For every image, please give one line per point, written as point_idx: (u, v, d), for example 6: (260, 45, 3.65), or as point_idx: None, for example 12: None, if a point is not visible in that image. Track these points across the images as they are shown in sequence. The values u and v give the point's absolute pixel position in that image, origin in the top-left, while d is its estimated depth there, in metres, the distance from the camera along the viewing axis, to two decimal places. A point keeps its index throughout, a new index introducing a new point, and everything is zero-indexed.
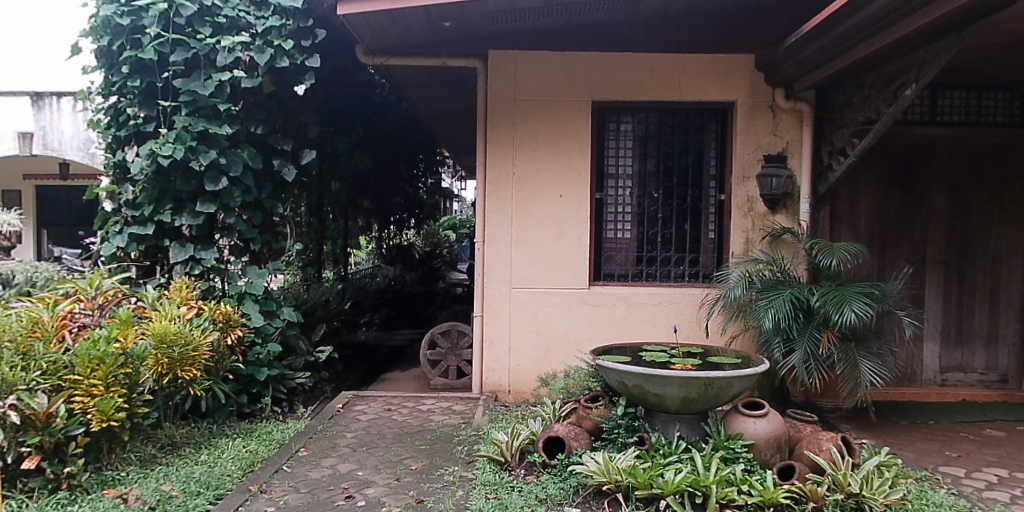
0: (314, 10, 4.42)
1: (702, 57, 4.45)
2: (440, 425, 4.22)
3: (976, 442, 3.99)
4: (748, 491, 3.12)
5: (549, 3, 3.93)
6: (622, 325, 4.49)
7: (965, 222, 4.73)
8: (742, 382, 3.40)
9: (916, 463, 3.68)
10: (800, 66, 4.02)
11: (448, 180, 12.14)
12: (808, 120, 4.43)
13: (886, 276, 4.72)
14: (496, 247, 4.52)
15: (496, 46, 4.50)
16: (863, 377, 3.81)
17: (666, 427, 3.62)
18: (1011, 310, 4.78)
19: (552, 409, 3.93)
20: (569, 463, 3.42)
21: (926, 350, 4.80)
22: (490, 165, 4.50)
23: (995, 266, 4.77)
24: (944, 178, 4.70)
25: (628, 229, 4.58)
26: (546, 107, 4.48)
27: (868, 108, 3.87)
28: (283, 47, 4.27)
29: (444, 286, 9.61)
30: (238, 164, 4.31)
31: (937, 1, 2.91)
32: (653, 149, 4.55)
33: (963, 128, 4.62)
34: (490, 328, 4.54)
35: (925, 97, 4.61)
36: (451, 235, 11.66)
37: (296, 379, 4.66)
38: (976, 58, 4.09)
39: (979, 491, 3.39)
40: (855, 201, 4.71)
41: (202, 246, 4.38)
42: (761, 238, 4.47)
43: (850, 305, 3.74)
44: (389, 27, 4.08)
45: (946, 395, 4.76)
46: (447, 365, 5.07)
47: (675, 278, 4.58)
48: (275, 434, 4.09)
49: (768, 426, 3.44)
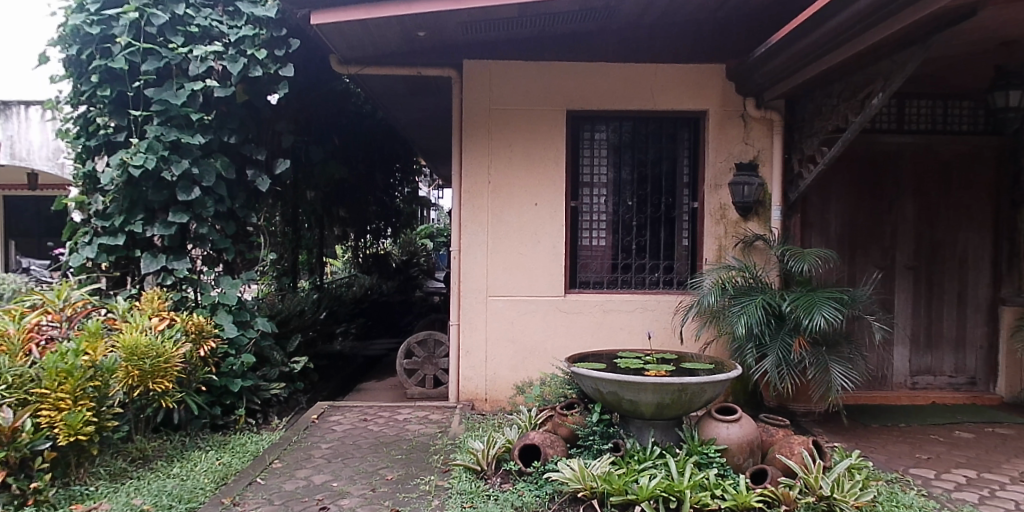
0: (288, 20, 4.46)
1: (673, 67, 4.51)
2: (417, 434, 4.20)
3: (946, 444, 4.05)
4: (721, 495, 3.13)
5: (524, 14, 3.96)
6: (598, 332, 4.51)
7: (932, 228, 4.83)
8: (716, 387, 3.43)
9: (887, 465, 3.73)
10: (770, 75, 4.09)
11: (426, 189, 12.10)
12: (778, 129, 4.50)
13: (857, 282, 4.80)
14: (472, 256, 4.52)
15: (469, 56, 4.51)
16: (833, 381, 3.86)
17: (641, 433, 3.66)
18: (978, 314, 4.88)
19: (528, 417, 3.91)
20: (545, 471, 3.43)
21: (896, 353, 4.88)
22: (465, 174, 4.51)
23: (962, 270, 4.86)
24: (912, 185, 4.80)
25: (603, 237, 4.62)
26: (521, 116, 4.50)
27: (837, 117, 3.95)
28: (256, 57, 4.31)
29: (422, 294, 9.56)
30: (211, 173, 4.29)
31: (903, 12, 2.99)
32: (628, 157, 4.59)
33: (930, 136, 4.73)
34: (466, 337, 4.53)
35: (892, 105, 4.71)
36: (427, 244, 11.61)
37: (270, 390, 4.61)
38: (940, 67, 4.20)
39: (949, 492, 3.44)
40: (826, 208, 4.77)
41: (175, 256, 4.33)
42: (733, 245, 4.53)
43: (820, 309, 3.80)
44: (363, 37, 4.10)
45: (918, 398, 4.82)
46: (424, 374, 5.05)
47: (650, 285, 4.61)
48: (249, 446, 4.04)
49: (741, 431, 3.46)
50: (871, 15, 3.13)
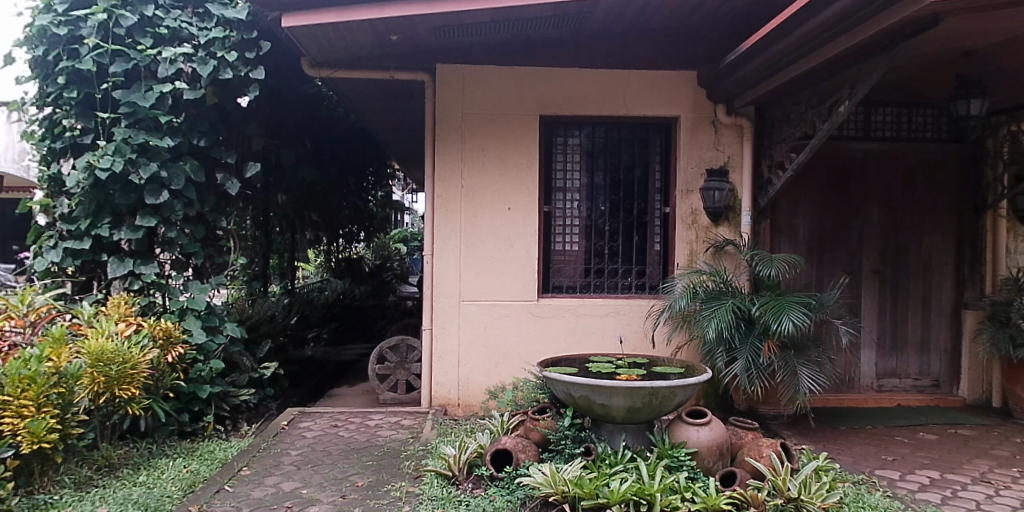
0: (258, 22, 4.44)
1: (645, 73, 4.55)
2: (388, 439, 4.17)
3: (911, 445, 4.13)
4: (691, 498, 3.16)
5: (496, 19, 3.97)
6: (571, 336, 4.52)
7: (898, 233, 4.92)
8: (686, 391, 3.46)
9: (854, 467, 3.79)
10: (740, 82, 4.15)
11: (400, 193, 12.04)
12: (748, 135, 4.57)
13: (825, 286, 4.87)
14: (445, 260, 4.50)
15: (443, 60, 4.50)
16: (801, 384, 3.92)
17: (612, 437, 3.68)
18: (942, 318, 4.97)
19: (500, 422, 3.90)
20: (516, 476, 3.43)
21: (863, 356, 4.96)
22: (438, 178, 4.50)
23: (926, 275, 4.95)
24: (878, 192, 4.89)
25: (576, 242, 4.63)
26: (495, 120, 4.50)
27: (805, 124, 4.02)
28: (226, 59, 4.28)
29: (396, 299, 9.50)
30: (180, 177, 4.24)
31: (870, 22, 3.06)
32: (601, 162, 4.62)
33: (895, 143, 4.83)
34: (439, 341, 4.51)
35: (859, 113, 4.81)
36: (401, 249, 11.55)
37: (239, 396, 4.54)
38: (905, 76, 4.29)
39: (912, 492, 3.50)
40: (794, 213, 4.84)
41: (142, 260, 4.26)
42: (704, 250, 4.58)
43: (788, 313, 3.85)
44: (335, 40, 4.08)
45: (884, 400, 4.90)
46: (396, 379, 5.02)
47: (622, 289, 4.64)
48: (217, 453, 3.98)
49: (711, 434, 3.49)
50: (841, 22, 3.18)
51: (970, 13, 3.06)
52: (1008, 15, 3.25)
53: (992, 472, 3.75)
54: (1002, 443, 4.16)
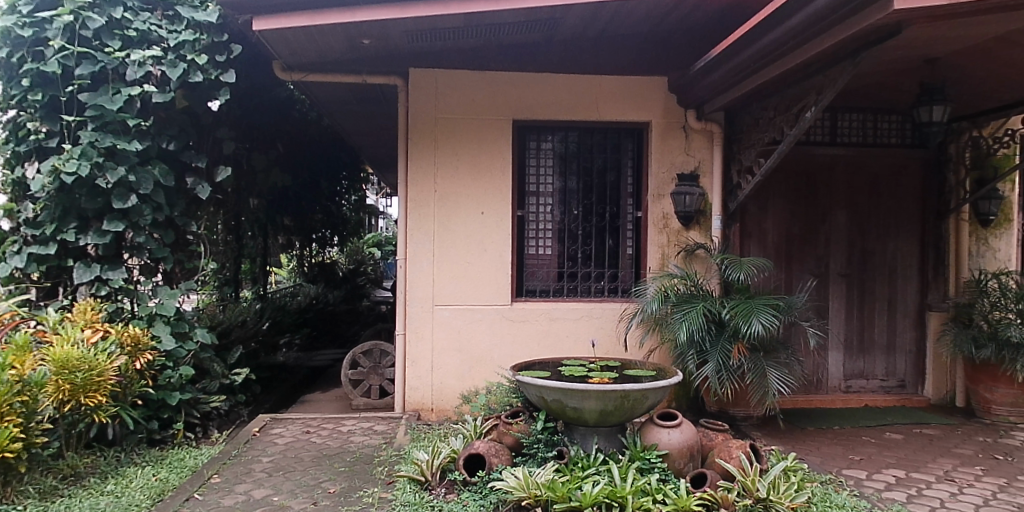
0: (229, 25, 4.41)
1: (618, 79, 4.59)
2: (361, 445, 4.15)
3: (877, 445, 4.20)
4: (663, 500, 3.19)
5: (469, 23, 3.99)
6: (545, 340, 4.54)
7: (865, 237, 5.01)
8: (657, 393, 3.50)
9: (822, 467, 3.85)
10: (709, 88, 4.21)
11: (374, 196, 11.95)
12: (718, 140, 4.64)
13: (793, 289, 4.94)
14: (418, 265, 4.49)
15: (415, 64, 4.50)
16: (770, 386, 3.98)
17: (584, 440, 3.70)
18: (907, 320, 5.08)
19: (473, 426, 3.90)
20: (489, 480, 3.43)
21: (831, 358, 5.04)
22: (411, 182, 4.49)
23: (892, 277, 5.05)
24: (845, 196, 4.98)
25: (549, 246, 4.66)
26: (468, 125, 4.51)
27: (772, 130, 4.09)
28: (196, 62, 4.24)
29: (370, 303, 9.43)
30: (149, 181, 4.18)
31: (836, 29, 3.13)
32: (573, 166, 4.66)
33: (861, 148, 4.94)
34: (412, 346, 4.50)
35: (826, 119, 4.91)
36: (375, 253, 11.48)
37: (210, 403, 4.46)
38: (870, 83, 4.38)
39: (879, 491, 3.57)
40: (763, 217, 4.91)
41: (110, 266, 4.19)
42: (676, 254, 4.63)
43: (757, 316, 3.91)
44: (306, 43, 4.06)
45: (851, 401, 4.98)
46: (370, 384, 4.99)
47: (595, 293, 4.67)
48: (187, 461, 3.92)
49: (681, 436, 3.54)
50: (808, 28, 3.24)
51: (930, 22, 3.14)
52: (968, 24, 3.34)
53: (955, 470, 3.84)
54: (966, 442, 4.26)
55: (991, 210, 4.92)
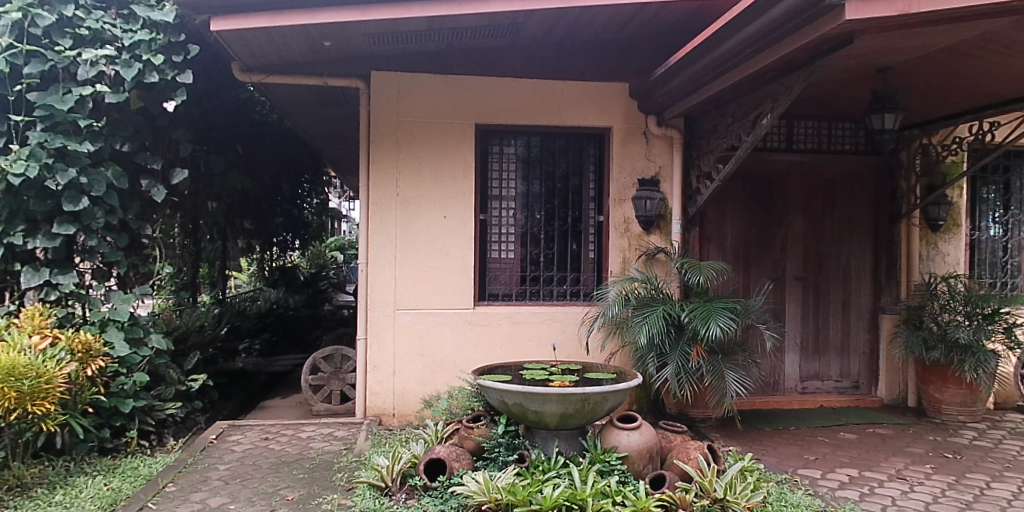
0: (186, 25, 4.31)
1: (580, 85, 4.63)
2: (321, 452, 4.10)
3: (832, 445, 4.30)
4: (622, 502, 3.21)
5: (430, 27, 3.98)
6: (506, 344, 4.54)
7: (820, 241, 5.13)
8: (617, 396, 3.53)
9: (778, 467, 3.93)
10: (669, 95, 4.28)
11: (336, 199, 11.80)
12: (677, 146, 4.71)
13: (751, 292, 5.04)
14: (380, 269, 4.46)
15: (377, 66, 4.48)
16: (728, 387, 4.04)
17: (545, 443, 3.71)
18: (861, 322, 5.20)
19: (435, 431, 3.88)
20: (449, 485, 3.41)
21: (788, 360, 5.14)
22: (373, 185, 4.45)
23: (846, 280, 5.18)
24: (800, 201, 5.09)
25: (512, 250, 4.68)
26: (430, 128, 4.50)
27: (730, 136, 4.16)
28: (152, 62, 4.15)
29: (332, 308, 9.31)
30: (101, 183, 4.08)
31: (791, 37, 3.19)
32: (536, 171, 4.68)
33: (816, 155, 5.06)
34: (374, 351, 4.46)
35: (782, 126, 5.03)
36: (337, 257, 11.34)
37: (165, 410, 4.36)
38: (826, 91, 4.49)
39: (833, 490, 3.64)
40: (722, 222, 5.00)
41: (60, 270, 4.08)
42: (637, 257, 4.68)
43: (715, 319, 3.97)
44: (265, 44, 4.01)
45: (807, 402, 5.09)
46: (330, 390, 4.93)
47: (557, 296, 4.70)
48: (141, 470, 3.83)
49: (641, 438, 3.57)
50: (764, 37, 3.31)
51: (881, 32, 3.23)
52: (917, 35, 3.45)
53: (906, 469, 3.94)
54: (916, 441, 4.38)
55: (940, 215, 5.05)
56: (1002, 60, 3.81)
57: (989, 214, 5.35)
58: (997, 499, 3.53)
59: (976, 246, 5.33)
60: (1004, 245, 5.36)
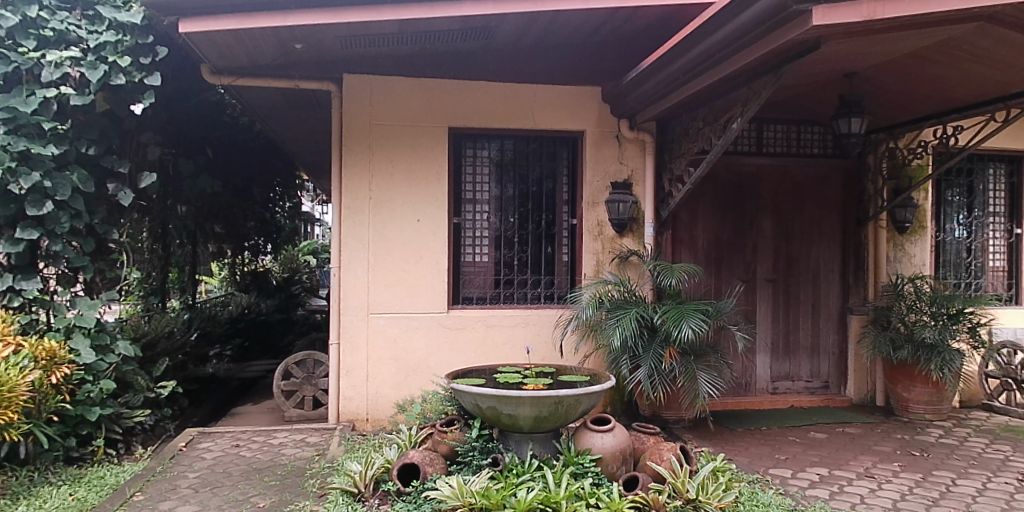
0: (155, 27, 4.25)
1: (554, 89, 4.66)
2: (293, 458, 4.05)
3: (802, 444, 4.36)
4: (596, 504, 3.21)
5: (403, 30, 3.98)
6: (481, 347, 4.54)
7: (789, 243, 5.21)
8: (591, 399, 3.54)
9: (750, 467, 3.97)
10: (641, 99, 4.31)
11: (309, 203, 11.70)
12: (650, 150, 4.75)
13: (723, 294, 5.10)
14: (353, 273, 4.43)
15: (349, 70, 4.45)
16: (701, 389, 4.08)
17: (519, 446, 3.71)
18: (830, 323, 5.29)
19: (408, 435, 3.86)
20: (423, 490, 3.39)
21: (759, 361, 5.20)
22: (345, 189, 4.43)
23: (815, 282, 5.26)
24: (771, 204, 5.16)
25: (486, 253, 4.68)
26: (403, 132, 4.49)
27: (702, 140, 4.20)
28: (119, 64, 4.09)
29: (305, 312, 9.23)
30: (66, 187, 4.01)
31: (761, 42, 3.23)
32: (509, 174, 4.69)
33: (785, 158, 5.15)
34: (347, 356, 4.43)
35: (752, 130, 5.10)
36: (311, 261, 11.24)
37: (133, 418, 4.28)
38: (794, 95, 4.56)
39: (803, 489, 3.70)
40: (694, 224, 5.05)
41: (24, 276, 4.00)
42: (610, 260, 4.71)
43: (687, 321, 4.01)
44: (235, 46, 3.96)
45: (778, 402, 5.16)
46: (303, 395, 4.89)
47: (531, 299, 4.71)
48: (108, 479, 3.76)
49: (614, 440, 3.59)
50: (733, 42, 3.36)
51: (847, 38, 3.29)
52: (882, 41, 3.51)
53: (874, 467, 4.01)
54: (884, 440, 4.46)
55: (907, 217, 5.14)
56: (965, 66, 3.91)
57: (953, 217, 5.48)
58: (963, 496, 3.60)
59: (941, 248, 5.45)
60: (968, 246, 5.49)
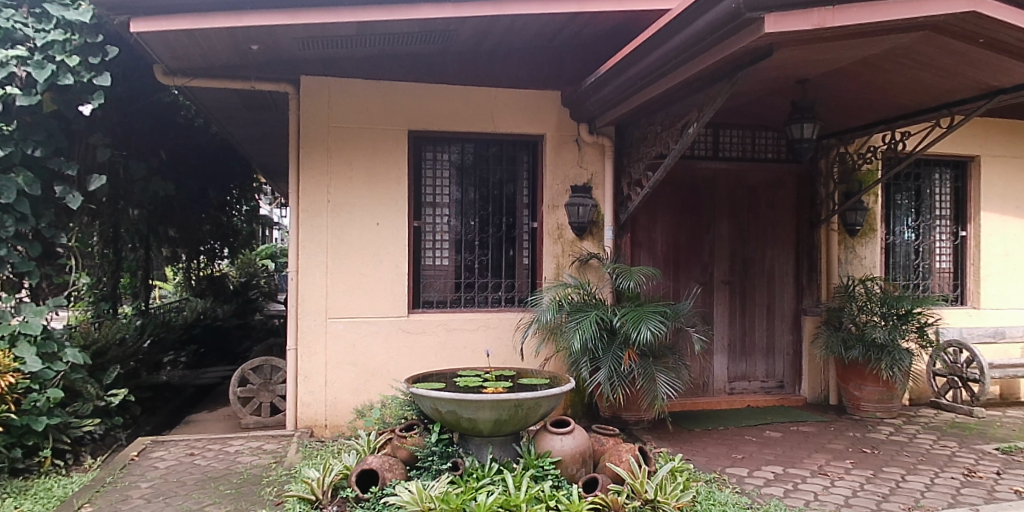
0: (105, 25, 4.16)
1: (514, 92, 4.68)
2: (249, 466, 3.98)
3: (758, 443, 4.44)
4: (555, 506, 3.22)
5: (361, 33, 3.96)
6: (441, 351, 4.53)
7: (745, 246, 5.31)
8: (550, 401, 3.56)
9: (707, 466, 4.03)
10: (600, 103, 4.36)
11: (266, 206, 11.54)
12: (609, 154, 4.81)
13: (680, 296, 5.18)
14: (311, 277, 4.38)
15: (307, 72, 4.40)
16: (659, 390, 4.13)
17: (479, 450, 3.70)
18: (785, 324, 5.41)
19: (367, 441, 3.82)
20: (382, 496, 3.35)
21: (716, 361, 5.29)
22: (303, 192, 4.38)
23: (770, 283, 5.37)
24: (727, 207, 5.27)
25: (446, 257, 4.67)
26: (362, 135, 4.46)
27: (659, 144, 4.26)
28: (67, 64, 3.99)
29: (263, 318, 9.09)
30: (11, 190, 3.87)
31: (717, 48, 3.28)
32: (469, 178, 4.70)
33: (741, 162, 5.25)
34: (305, 361, 4.37)
35: (709, 134, 5.19)
36: (269, 265, 11.08)
37: (82, 427, 4.15)
38: (750, 101, 4.65)
39: (759, 487, 3.76)
40: (652, 228, 5.12)
41: None
42: (570, 263, 4.75)
43: (646, 323, 4.06)
44: (189, 47, 3.89)
45: (735, 402, 5.25)
46: (259, 402, 4.80)
47: (492, 303, 4.72)
48: (55, 491, 3.65)
49: (574, 442, 3.61)
50: (688, 48, 3.41)
51: (799, 45, 3.37)
52: (832, 49, 3.61)
53: (827, 464, 4.11)
54: (837, 438, 4.57)
55: (857, 220, 5.27)
56: (911, 74, 4.04)
57: (902, 219, 5.65)
58: (912, 491, 3.71)
59: (891, 249, 5.62)
60: (916, 248, 5.67)
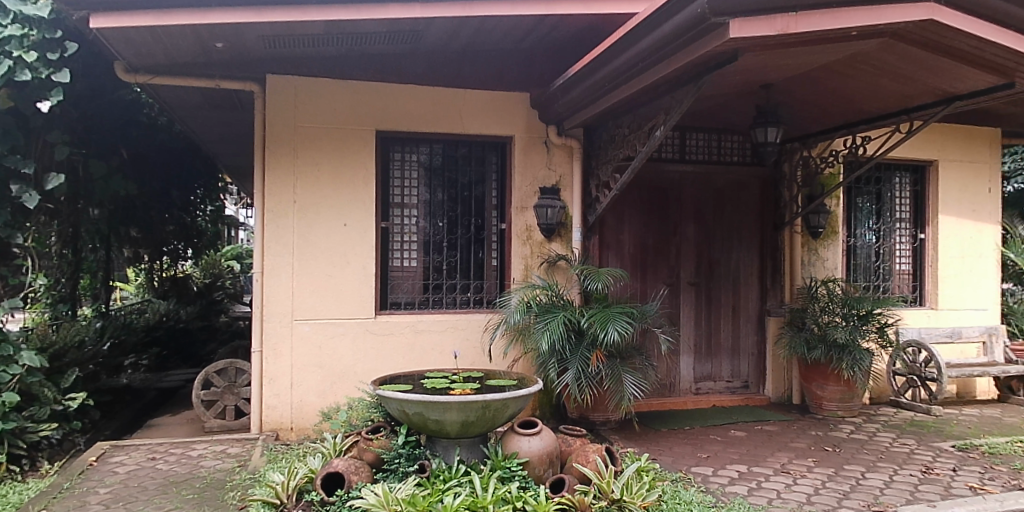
0: (64, 21, 4.06)
1: (483, 94, 4.69)
2: (213, 470, 3.92)
3: (723, 442, 4.50)
4: (523, 507, 3.21)
5: (328, 32, 3.93)
6: (409, 352, 4.51)
7: (712, 248, 5.39)
8: (518, 402, 3.57)
9: (673, 466, 4.08)
10: (568, 106, 4.38)
11: (232, 207, 11.37)
12: (577, 156, 4.84)
13: (648, 297, 5.23)
14: (277, 279, 4.33)
15: (273, 71, 4.35)
16: (625, 390, 4.16)
17: (446, 452, 3.70)
18: (750, 324, 5.51)
19: (334, 444, 3.79)
20: (347, 499, 3.30)
21: (683, 362, 5.35)
22: (268, 192, 4.33)
23: (736, 285, 5.46)
24: (694, 209, 5.34)
25: (414, 258, 4.65)
26: (329, 135, 4.42)
27: (627, 147, 4.30)
28: (24, 59, 3.89)
29: (228, 319, 8.95)
30: None
31: (683, 51, 3.32)
32: (438, 179, 4.69)
33: (707, 165, 5.32)
34: (270, 363, 4.32)
35: (676, 137, 5.25)
36: (234, 266, 10.92)
37: (39, 432, 4.05)
38: (716, 105, 4.72)
39: (723, 486, 3.82)
40: (620, 230, 5.17)
41: None
42: (538, 265, 4.77)
43: (613, 324, 4.09)
44: (151, 43, 3.82)
45: (700, 401, 5.32)
46: (223, 405, 4.73)
47: (461, 304, 4.72)
48: (9, 498, 3.55)
49: (541, 443, 3.62)
50: (655, 52, 3.44)
51: (763, 50, 3.42)
52: (795, 55, 3.68)
53: (790, 462, 4.19)
54: (799, 436, 4.66)
55: (820, 223, 5.35)
56: (871, 80, 4.14)
57: (863, 222, 5.78)
58: (871, 488, 3.79)
59: (852, 251, 5.75)
60: (876, 251, 5.81)
